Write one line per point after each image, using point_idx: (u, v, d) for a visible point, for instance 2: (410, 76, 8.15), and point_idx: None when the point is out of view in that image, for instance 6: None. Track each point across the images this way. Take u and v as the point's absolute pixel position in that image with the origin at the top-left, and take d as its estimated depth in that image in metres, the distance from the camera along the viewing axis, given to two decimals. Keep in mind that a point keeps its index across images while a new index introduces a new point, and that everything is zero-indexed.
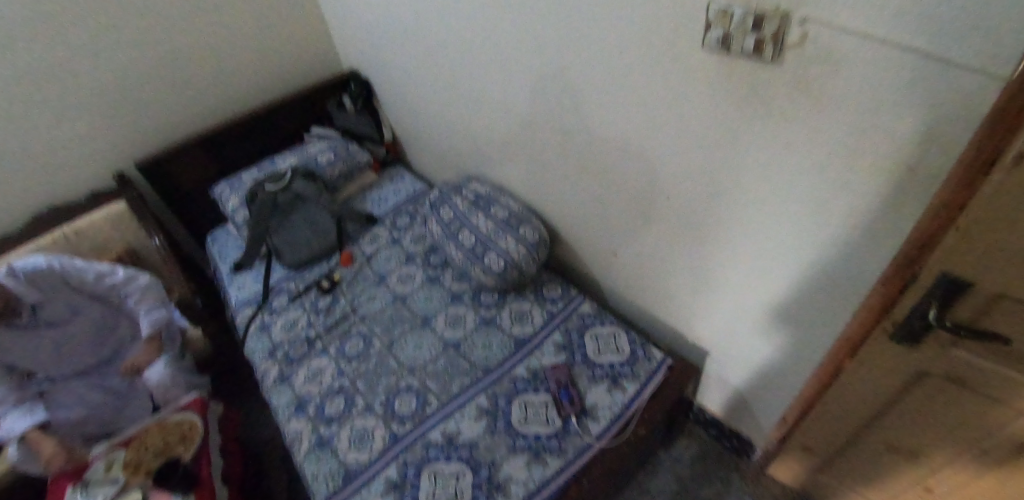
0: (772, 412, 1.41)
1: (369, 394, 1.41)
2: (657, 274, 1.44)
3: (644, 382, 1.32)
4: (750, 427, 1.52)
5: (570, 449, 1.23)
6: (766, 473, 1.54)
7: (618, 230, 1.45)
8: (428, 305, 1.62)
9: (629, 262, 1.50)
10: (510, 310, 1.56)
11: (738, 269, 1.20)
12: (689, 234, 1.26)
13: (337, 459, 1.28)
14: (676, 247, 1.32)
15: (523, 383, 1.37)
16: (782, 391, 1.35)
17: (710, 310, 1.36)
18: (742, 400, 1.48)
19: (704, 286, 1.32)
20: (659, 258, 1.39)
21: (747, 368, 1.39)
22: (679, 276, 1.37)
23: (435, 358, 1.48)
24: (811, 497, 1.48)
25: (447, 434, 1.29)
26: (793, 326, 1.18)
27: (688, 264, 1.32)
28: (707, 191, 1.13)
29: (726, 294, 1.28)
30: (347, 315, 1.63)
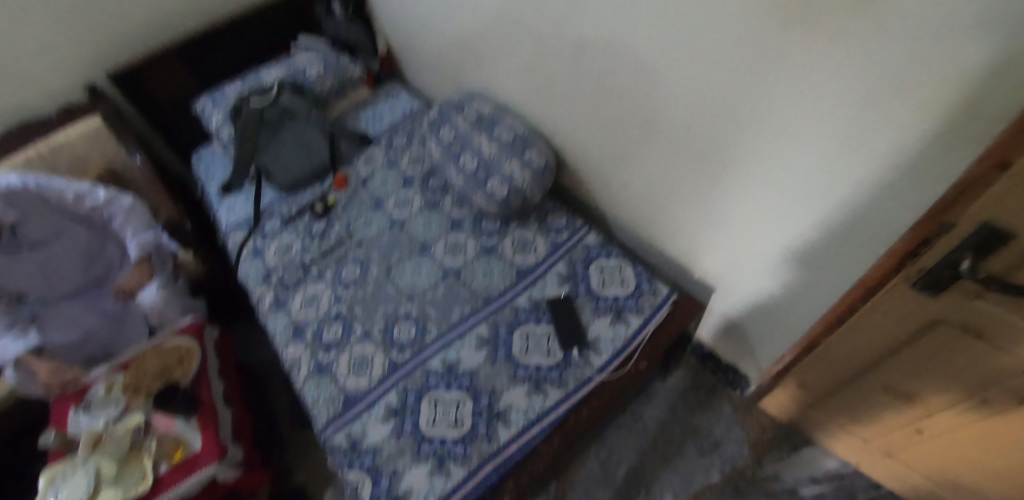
0: (772, 348, 1.40)
1: (367, 321, 1.38)
2: (666, 205, 1.37)
3: (649, 316, 1.30)
4: (747, 361, 1.52)
5: (571, 381, 1.23)
6: (757, 405, 1.57)
7: (629, 157, 1.36)
8: (427, 231, 1.57)
9: (638, 191, 1.42)
10: (512, 239, 1.50)
11: (756, 202, 1.13)
12: (706, 163, 1.17)
13: (336, 385, 1.27)
14: (690, 177, 1.24)
15: (525, 314, 1.34)
16: (784, 328, 1.33)
17: (720, 244, 1.31)
18: (742, 334, 1.47)
19: (717, 219, 1.26)
20: (670, 188, 1.32)
21: (752, 303, 1.36)
22: (690, 207, 1.31)
23: (435, 285, 1.44)
24: (798, 429, 1.52)
25: (448, 362, 1.28)
26: (807, 263, 1.14)
27: (702, 196, 1.25)
28: (732, 116, 1.04)
29: (740, 228, 1.22)
30: (343, 240, 1.57)
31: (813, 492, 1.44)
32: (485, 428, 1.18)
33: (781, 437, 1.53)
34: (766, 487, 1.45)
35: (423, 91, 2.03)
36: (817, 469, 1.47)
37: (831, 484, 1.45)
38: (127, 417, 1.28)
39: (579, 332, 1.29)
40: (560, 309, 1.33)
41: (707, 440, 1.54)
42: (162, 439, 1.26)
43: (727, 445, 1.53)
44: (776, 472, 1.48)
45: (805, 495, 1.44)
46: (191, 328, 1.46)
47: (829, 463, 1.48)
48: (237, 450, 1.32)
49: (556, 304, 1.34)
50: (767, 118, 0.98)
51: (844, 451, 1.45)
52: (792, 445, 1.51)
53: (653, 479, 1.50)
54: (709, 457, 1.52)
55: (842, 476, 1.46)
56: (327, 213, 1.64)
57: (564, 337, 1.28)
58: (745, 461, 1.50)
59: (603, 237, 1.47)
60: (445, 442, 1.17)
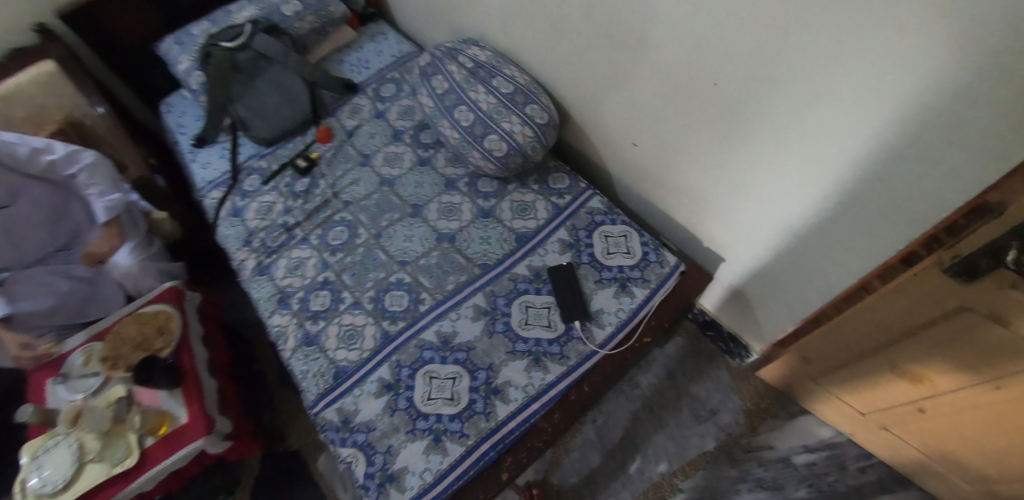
0: (779, 318, 1.35)
1: (357, 289, 1.31)
2: (678, 168, 1.27)
3: (655, 288, 1.24)
4: (750, 329, 1.47)
5: (572, 355, 1.18)
6: (754, 373, 1.55)
7: (640, 114, 1.24)
8: (419, 192, 1.46)
9: (647, 151, 1.31)
10: (511, 201, 1.40)
11: (780, 170, 1.04)
12: (728, 125, 1.06)
13: (326, 358, 1.21)
14: (708, 140, 1.13)
15: (525, 283, 1.27)
16: (794, 301, 1.27)
17: (734, 211, 1.22)
18: (746, 304, 1.42)
19: (733, 186, 1.16)
20: (685, 151, 1.21)
21: (762, 273, 1.29)
22: (704, 172, 1.21)
23: (428, 251, 1.35)
24: (795, 397, 1.51)
25: (443, 334, 1.22)
26: (829, 237, 1.06)
27: (719, 160, 1.15)
28: (765, 73, 0.93)
29: (758, 196, 1.13)
30: (328, 200, 1.46)
31: (805, 460, 1.45)
32: (482, 404, 1.13)
33: (777, 405, 1.53)
34: (759, 456, 1.46)
35: (413, 34, 1.86)
36: (811, 439, 1.48)
37: (823, 453, 1.46)
38: (108, 391, 1.24)
39: (582, 304, 1.22)
40: (563, 279, 1.26)
41: (704, 408, 1.53)
42: (147, 411, 1.21)
43: (723, 413, 1.52)
44: (769, 441, 1.48)
45: (797, 464, 1.45)
46: (169, 293, 1.38)
47: (822, 432, 1.49)
48: (226, 422, 1.29)
49: (558, 273, 1.27)
50: (810, 76, 0.87)
51: (838, 421, 1.44)
52: (789, 411, 1.52)
53: (648, 445, 1.49)
54: (705, 424, 1.51)
55: (834, 445, 1.47)
56: (310, 170, 1.52)
57: (566, 309, 1.22)
58: (741, 429, 1.50)
59: (608, 201, 1.38)
60: (441, 419, 1.12)
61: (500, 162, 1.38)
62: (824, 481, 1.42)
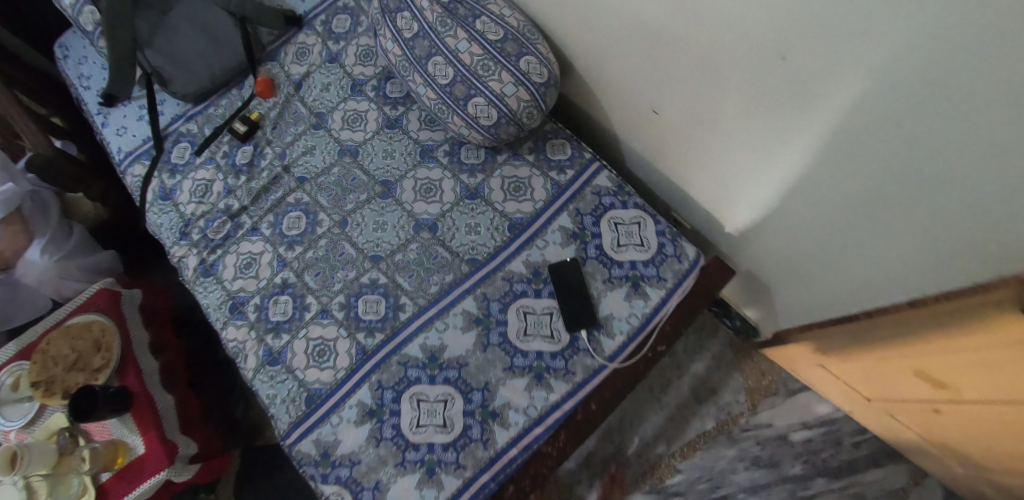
0: (798, 308, 1.23)
1: (324, 293, 1.11)
2: (704, 146, 1.03)
3: (673, 288, 1.08)
4: (763, 310, 1.36)
5: (579, 370, 1.04)
6: (759, 351, 1.50)
7: (665, 79, 0.98)
8: (389, 165, 1.20)
9: (668, 122, 1.06)
10: (502, 178, 1.17)
11: (838, 172, 0.81)
12: (783, 116, 0.82)
13: (295, 380, 1.06)
14: (751, 125, 0.89)
15: (522, 284, 1.09)
16: (822, 296, 1.12)
17: (767, 199, 1.00)
18: (763, 286, 1.27)
19: (772, 179, 0.95)
20: (718, 129, 0.97)
21: (787, 265, 1.13)
22: (739, 158, 0.98)
23: (405, 243, 1.14)
24: (800, 373, 1.44)
25: (430, 349, 1.06)
26: (881, 252, 0.87)
27: (759, 149, 0.92)
28: (845, 62, 0.67)
29: (801, 198, 0.92)
30: (279, 177, 1.21)
31: (802, 437, 1.44)
32: (479, 430, 1.01)
33: (778, 382, 1.49)
34: (757, 434, 1.45)
35: None
36: (810, 415, 1.45)
37: (820, 430, 1.44)
38: (47, 419, 1.09)
39: (590, 310, 1.07)
40: (567, 278, 1.08)
41: (703, 387, 1.50)
42: (96, 445, 1.05)
43: (723, 392, 1.49)
44: (768, 419, 1.46)
45: (794, 441, 1.44)
46: (102, 298, 1.18)
47: (821, 408, 1.46)
48: (191, 444, 1.16)
49: (560, 271, 1.09)
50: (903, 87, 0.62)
51: (841, 399, 1.39)
52: (789, 388, 1.48)
53: (648, 428, 1.46)
54: (705, 403, 1.49)
55: (831, 421, 1.44)
56: (252, 135, 1.25)
57: (571, 317, 1.06)
58: (740, 409, 1.48)
59: (619, 177, 1.16)
60: (433, 448, 1.00)
61: (487, 132, 1.13)
62: (818, 457, 1.41)
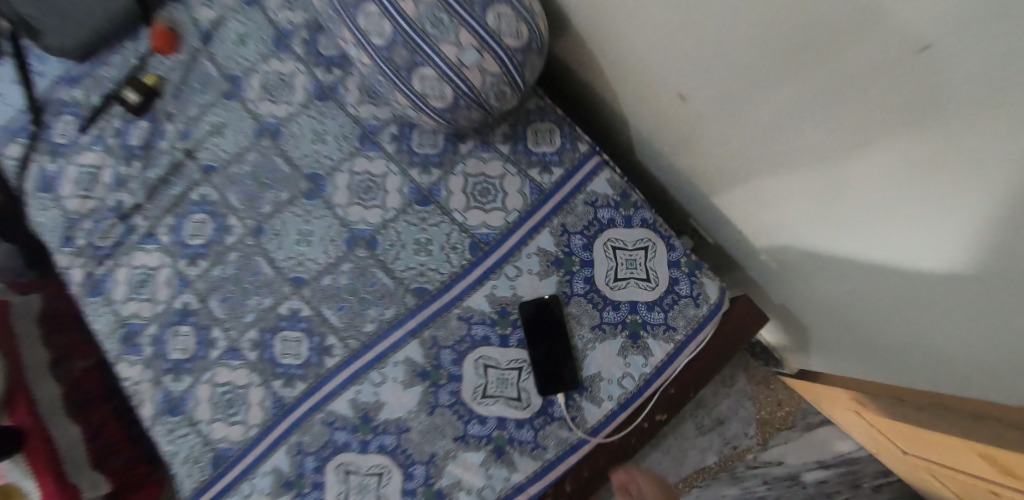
0: (843, 360, 0.95)
1: (233, 325, 0.90)
2: (746, 165, 0.69)
3: (684, 342, 0.81)
4: (795, 342, 1.07)
5: (552, 445, 0.80)
6: (778, 376, 1.27)
7: (709, 63, 0.61)
8: (319, 151, 0.90)
9: (702, 116, 0.70)
10: (465, 176, 0.87)
11: (933, 265, 0.47)
12: (876, 189, 0.48)
13: (198, 435, 0.90)
14: (818, 175, 0.55)
15: (484, 327, 0.83)
16: (873, 361, 0.82)
17: (813, 243, 0.67)
18: (797, 322, 0.97)
19: (830, 243, 0.63)
20: (770, 156, 0.62)
21: (834, 323, 0.83)
22: (791, 201, 0.64)
23: (335, 263, 0.87)
24: (822, 405, 1.17)
25: (363, 407, 0.85)
26: (969, 372, 0.56)
27: (822, 207, 0.59)
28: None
29: (867, 281, 0.61)
30: (181, 163, 0.94)
31: (817, 477, 1.22)
32: None
33: (796, 414, 1.26)
34: (766, 472, 1.25)
35: None
36: (828, 453, 1.23)
37: (838, 470, 1.21)
38: None
39: (572, 366, 0.81)
40: (544, 323, 0.81)
41: (707, 416, 1.28)
42: None
43: (732, 423, 1.28)
44: (780, 455, 1.25)
45: (807, 481, 1.22)
46: None
47: (842, 445, 1.22)
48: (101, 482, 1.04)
49: (534, 311, 0.82)
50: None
51: (865, 439, 1.14)
52: (807, 421, 1.25)
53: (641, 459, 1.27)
54: (708, 433, 1.28)
55: (852, 461, 1.21)
56: (150, 106, 0.96)
57: (547, 374, 0.81)
58: (748, 443, 1.26)
59: (624, 180, 0.86)
60: None
61: (443, 118, 0.81)
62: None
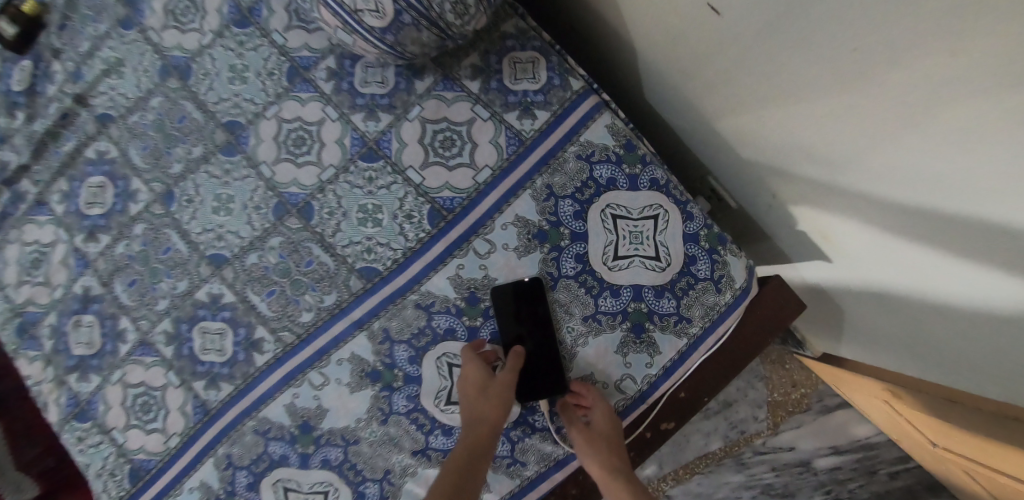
0: (881, 349, 0.76)
1: (143, 315, 0.73)
2: (786, 106, 0.52)
3: (699, 338, 0.64)
4: (822, 324, 0.89)
5: (533, 461, 0.65)
6: (795, 355, 1.05)
7: None
8: (239, 94, 0.72)
9: (735, 34, 0.52)
10: (422, 123, 0.67)
11: None
12: (1003, 146, 0.32)
13: (112, 445, 0.73)
14: (909, 115, 0.39)
15: (448, 318, 0.65)
16: (927, 354, 0.64)
17: (876, 210, 0.50)
18: (830, 303, 0.79)
19: (894, 212, 0.47)
20: (829, 90, 0.45)
21: (879, 306, 0.65)
22: (848, 155, 0.48)
23: (261, 238, 0.69)
24: (844, 389, 0.98)
25: (302, 414, 0.67)
26: None
27: (896, 163, 0.43)
28: None
29: (938, 263, 0.47)
30: (73, 111, 0.79)
31: (829, 464, 1.04)
32: None
33: (812, 397, 1.06)
34: (774, 459, 1.06)
35: None
36: (842, 437, 1.04)
37: (853, 455, 1.03)
38: None
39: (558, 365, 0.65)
40: (522, 308, 0.64)
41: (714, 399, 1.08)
42: None
43: (741, 405, 1.08)
44: (791, 440, 1.06)
45: (819, 467, 1.04)
46: None
47: (859, 429, 1.03)
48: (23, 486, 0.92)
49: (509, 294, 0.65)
50: None
51: (889, 428, 0.96)
52: (824, 404, 1.05)
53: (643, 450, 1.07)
54: (712, 416, 1.08)
55: (869, 446, 1.02)
56: (33, 41, 0.81)
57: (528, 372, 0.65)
58: (758, 427, 1.07)
59: (629, 128, 0.66)
60: None
61: (386, 43, 0.60)
62: (844, 489, 1.02)
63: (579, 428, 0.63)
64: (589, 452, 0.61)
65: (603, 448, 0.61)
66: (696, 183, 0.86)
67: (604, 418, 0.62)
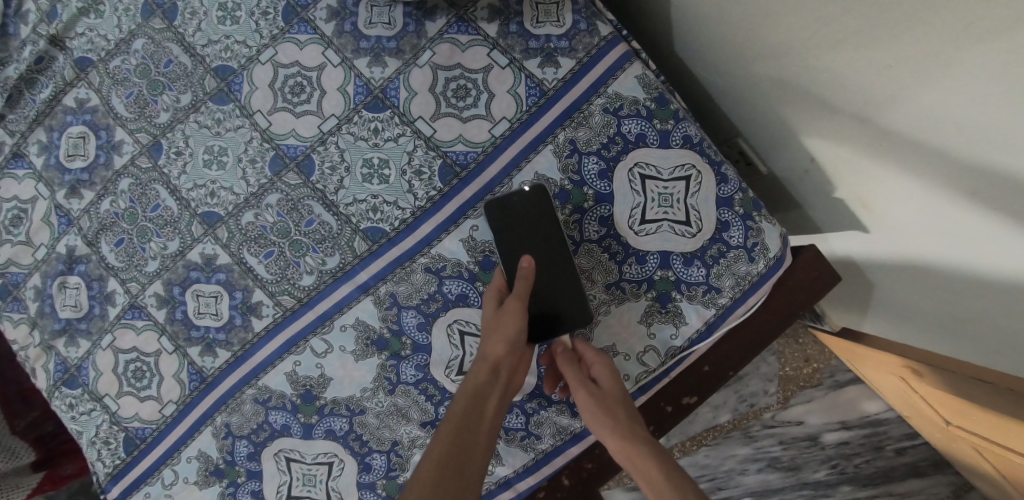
0: (907, 324, 0.72)
1: (132, 277, 0.68)
2: (836, 54, 0.46)
3: (728, 309, 0.59)
4: (845, 297, 0.84)
5: (548, 434, 0.62)
6: (809, 328, 1.01)
7: None
8: (229, 36, 0.65)
9: None
10: (434, 70, 0.61)
11: None
12: None
13: (105, 412, 0.69)
14: (995, 59, 0.34)
15: (460, 284, 0.60)
16: (963, 331, 0.60)
17: (932, 174, 0.45)
18: (858, 275, 0.74)
19: (947, 175, 0.43)
20: (896, 31, 0.39)
21: (916, 280, 0.60)
22: (904, 110, 0.43)
23: (256, 195, 0.64)
24: (858, 365, 0.95)
25: (304, 383, 0.63)
26: None
27: (966, 116, 0.38)
28: None
29: (989, 232, 0.43)
30: (48, 56, 0.72)
31: (838, 439, 1.01)
32: None
33: (825, 371, 1.02)
34: (783, 432, 1.04)
35: None
36: (853, 412, 1.01)
37: (863, 431, 1.00)
38: None
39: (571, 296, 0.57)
40: (520, 230, 0.58)
41: None
42: None
43: (752, 379, 1.04)
44: (801, 414, 1.03)
45: (827, 442, 1.02)
46: None
47: (871, 405, 1.00)
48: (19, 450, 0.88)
49: (505, 213, 0.58)
50: None
51: (901, 405, 0.93)
52: (837, 380, 1.02)
53: None
54: (722, 389, 1.06)
55: (879, 422, 1.00)
56: None
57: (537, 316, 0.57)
58: (768, 401, 1.04)
59: (661, 80, 0.59)
60: None
61: None
62: (850, 464, 1.00)
63: (581, 387, 0.53)
64: (596, 417, 0.51)
65: (612, 408, 0.51)
66: (722, 143, 0.80)
67: (613, 378, 0.53)
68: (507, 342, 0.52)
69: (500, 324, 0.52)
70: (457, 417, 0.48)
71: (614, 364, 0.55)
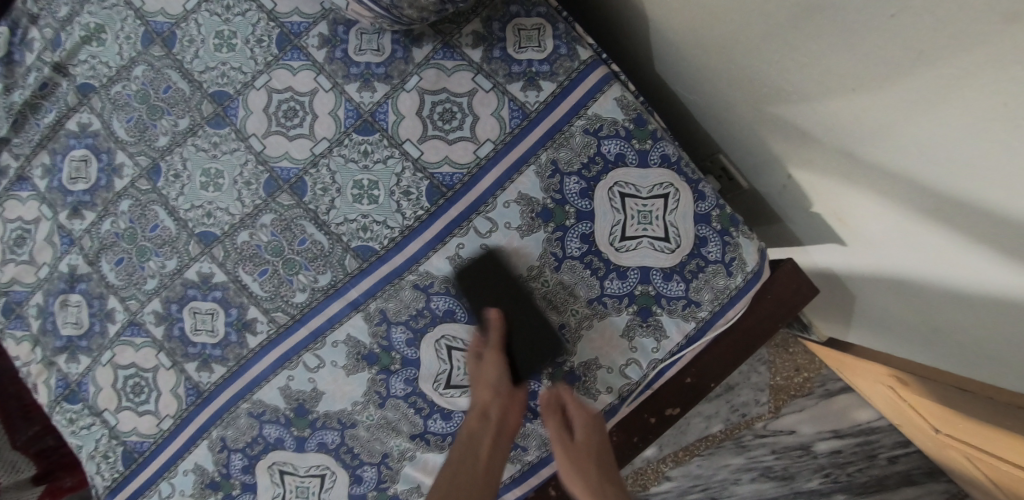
0: (890, 335, 0.73)
1: (132, 295, 0.70)
2: (813, 78, 0.47)
3: (708, 322, 0.61)
4: (829, 309, 0.86)
5: (534, 445, 0.63)
6: (798, 339, 1.02)
7: None
8: (226, 62, 0.68)
9: (756, 7, 0.48)
10: (422, 95, 0.64)
11: None
12: None
13: (104, 426, 0.71)
14: (964, 108, 0.35)
15: (447, 299, 0.63)
16: (941, 340, 0.61)
17: (895, 193, 0.47)
18: (840, 287, 0.75)
19: (917, 203, 0.45)
20: (871, 66, 0.40)
21: (893, 291, 0.62)
22: (876, 138, 0.45)
23: (252, 215, 0.66)
24: (847, 375, 0.96)
25: (297, 396, 0.65)
26: None
27: (925, 147, 0.40)
28: None
29: (956, 255, 0.45)
30: (52, 82, 0.75)
31: (830, 448, 1.02)
32: None
33: (815, 381, 1.03)
34: (774, 442, 1.05)
35: None
36: (845, 421, 1.02)
37: (854, 439, 1.01)
38: None
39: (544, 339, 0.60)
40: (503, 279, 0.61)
41: None
42: None
43: (743, 389, 1.06)
44: (792, 424, 1.04)
45: (818, 451, 1.03)
46: None
47: (861, 413, 1.01)
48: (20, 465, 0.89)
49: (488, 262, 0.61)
50: None
51: (890, 414, 0.94)
52: (827, 389, 1.03)
53: None
54: (713, 399, 1.07)
55: (870, 431, 1.01)
56: (8, 8, 0.79)
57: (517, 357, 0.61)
58: (759, 411, 1.05)
59: (640, 101, 0.62)
60: None
61: (380, 6, 0.56)
62: (843, 473, 1.02)
63: (559, 443, 0.58)
64: (571, 473, 0.57)
65: (587, 465, 0.57)
66: (705, 159, 0.83)
67: (590, 430, 0.58)
68: (490, 390, 0.58)
69: (483, 375, 0.58)
70: (455, 467, 0.56)
71: (591, 417, 0.59)
